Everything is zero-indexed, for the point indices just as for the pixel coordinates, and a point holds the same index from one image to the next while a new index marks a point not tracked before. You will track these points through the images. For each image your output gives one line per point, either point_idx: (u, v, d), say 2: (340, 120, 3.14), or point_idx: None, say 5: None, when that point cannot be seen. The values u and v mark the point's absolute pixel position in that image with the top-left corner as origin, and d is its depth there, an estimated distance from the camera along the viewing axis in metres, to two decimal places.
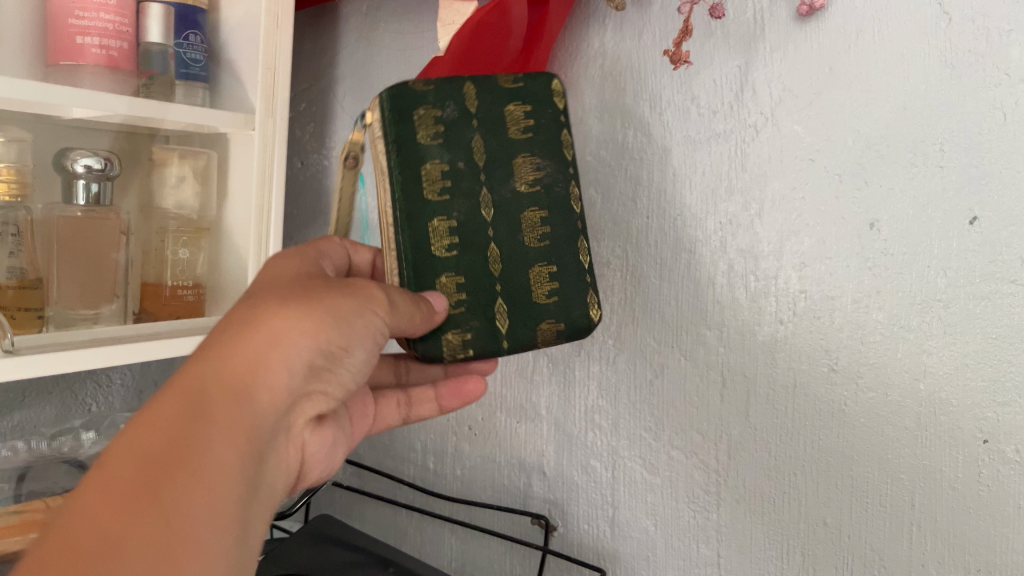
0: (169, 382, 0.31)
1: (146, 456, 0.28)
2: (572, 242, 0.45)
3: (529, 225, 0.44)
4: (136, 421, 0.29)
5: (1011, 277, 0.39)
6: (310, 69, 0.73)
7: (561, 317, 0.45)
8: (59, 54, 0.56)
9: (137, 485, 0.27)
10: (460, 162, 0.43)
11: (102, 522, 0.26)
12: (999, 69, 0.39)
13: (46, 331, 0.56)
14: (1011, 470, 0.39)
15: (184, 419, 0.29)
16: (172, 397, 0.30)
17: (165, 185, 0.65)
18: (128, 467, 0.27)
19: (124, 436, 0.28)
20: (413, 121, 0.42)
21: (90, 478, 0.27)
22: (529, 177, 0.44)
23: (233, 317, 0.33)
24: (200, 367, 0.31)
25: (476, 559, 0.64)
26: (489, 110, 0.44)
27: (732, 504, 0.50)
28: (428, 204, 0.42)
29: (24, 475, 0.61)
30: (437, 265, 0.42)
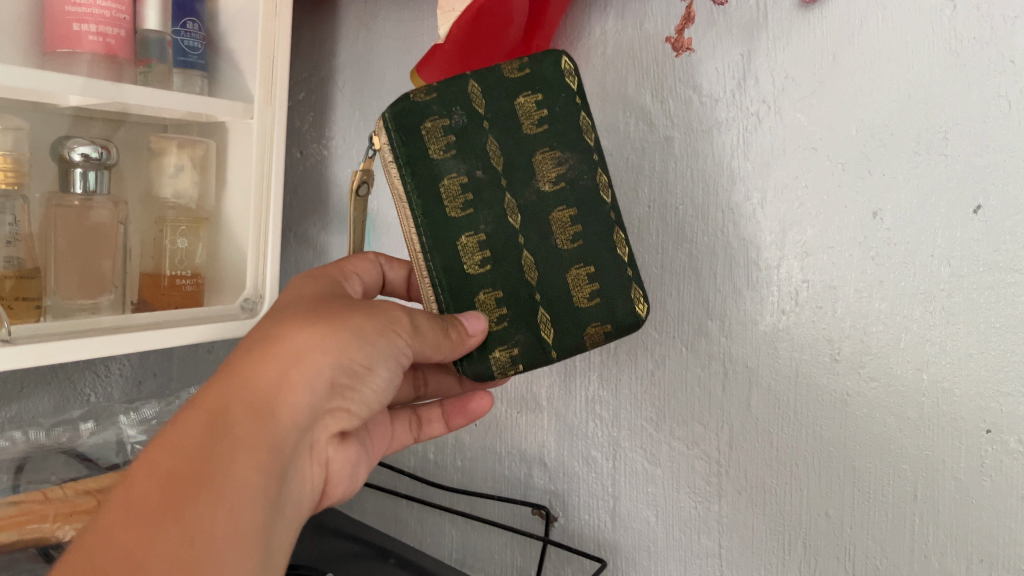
0: (192, 408, 0.33)
1: (168, 478, 0.30)
2: (604, 240, 0.46)
3: (559, 226, 0.45)
4: (161, 447, 0.31)
5: (1015, 267, 0.38)
6: (309, 58, 0.73)
7: (606, 317, 0.46)
8: (56, 42, 0.55)
9: (160, 503, 0.29)
10: (477, 171, 0.44)
11: (125, 540, 0.28)
12: (1005, 56, 0.38)
13: (44, 321, 0.55)
14: (1014, 461, 0.39)
15: (205, 439, 0.31)
16: (195, 421, 0.32)
17: (163, 175, 0.64)
18: (151, 489, 0.30)
19: (150, 462, 0.31)
20: (424, 142, 0.44)
21: (117, 504, 0.30)
22: (552, 175, 0.45)
23: (259, 341, 0.36)
24: (222, 389, 0.33)
25: (476, 550, 0.64)
26: (499, 110, 0.45)
27: (733, 495, 0.50)
28: (453, 221, 0.44)
29: (23, 466, 0.60)
30: (473, 284, 0.44)
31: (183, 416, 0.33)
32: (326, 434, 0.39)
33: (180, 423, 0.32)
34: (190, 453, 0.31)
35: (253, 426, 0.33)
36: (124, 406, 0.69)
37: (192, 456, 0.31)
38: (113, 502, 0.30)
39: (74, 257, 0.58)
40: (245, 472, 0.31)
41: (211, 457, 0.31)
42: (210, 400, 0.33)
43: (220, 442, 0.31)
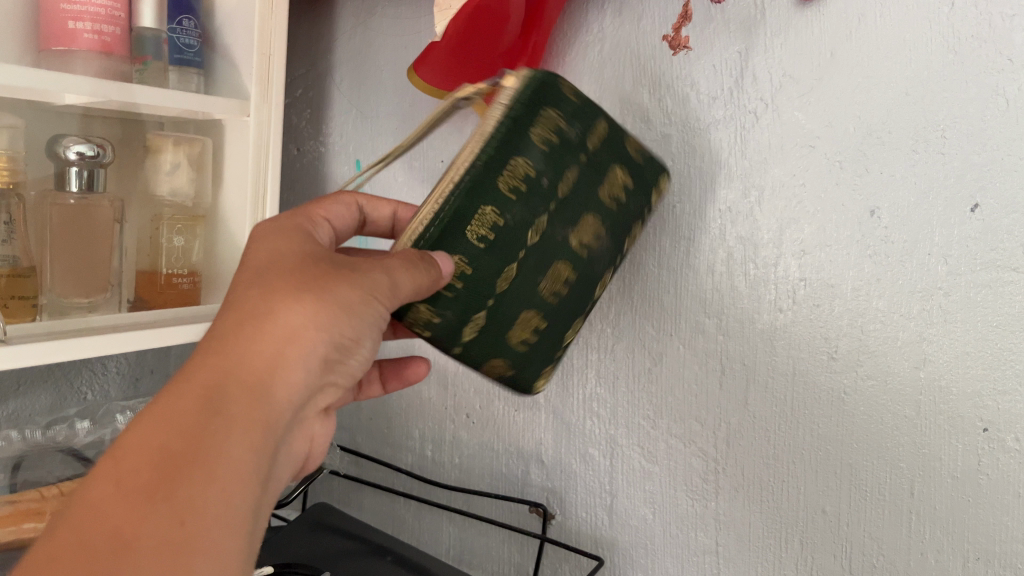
0: (178, 375, 0.31)
1: (158, 451, 0.28)
2: (565, 317, 0.45)
3: (552, 280, 0.43)
4: (149, 416, 0.29)
5: (1013, 265, 0.38)
6: (306, 54, 0.73)
7: (513, 365, 0.44)
8: (50, 40, 0.55)
9: (153, 478, 0.27)
10: (546, 176, 0.41)
11: (119, 515, 0.26)
12: (1003, 54, 0.38)
13: (39, 320, 0.55)
14: (1011, 459, 0.39)
15: (198, 413, 0.29)
16: (184, 391, 0.30)
17: (159, 172, 0.64)
18: (141, 461, 0.27)
19: (134, 432, 0.28)
20: (539, 118, 0.41)
21: (101, 472, 0.27)
22: (584, 242, 0.44)
23: (248, 306, 0.33)
24: (212, 360, 0.31)
25: (475, 547, 0.64)
26: (599, 158, 0.44)
27: (731, 493, 0.50)
28: (494, 191, 0.39)
29: (19, 465, 0.60)
30: (460, 245, 0.39)
31: (170, 384, 0.30)
32: (315, 409, 0.37)
33: (167, 390, 0.30)
34: (181, 426, 0.29)
35: (245, 401, 0.31)
36: (120, 404, 0.69)
37: (182, 431, 0.28)
38: (96, 469, 0.28)
39: (70, 255, 0.58)
40: (237, 449, 0.30)
41: (203, 433, 0.29)
42: (200, 370, 0.31)
43: (212, 417, 0.29)
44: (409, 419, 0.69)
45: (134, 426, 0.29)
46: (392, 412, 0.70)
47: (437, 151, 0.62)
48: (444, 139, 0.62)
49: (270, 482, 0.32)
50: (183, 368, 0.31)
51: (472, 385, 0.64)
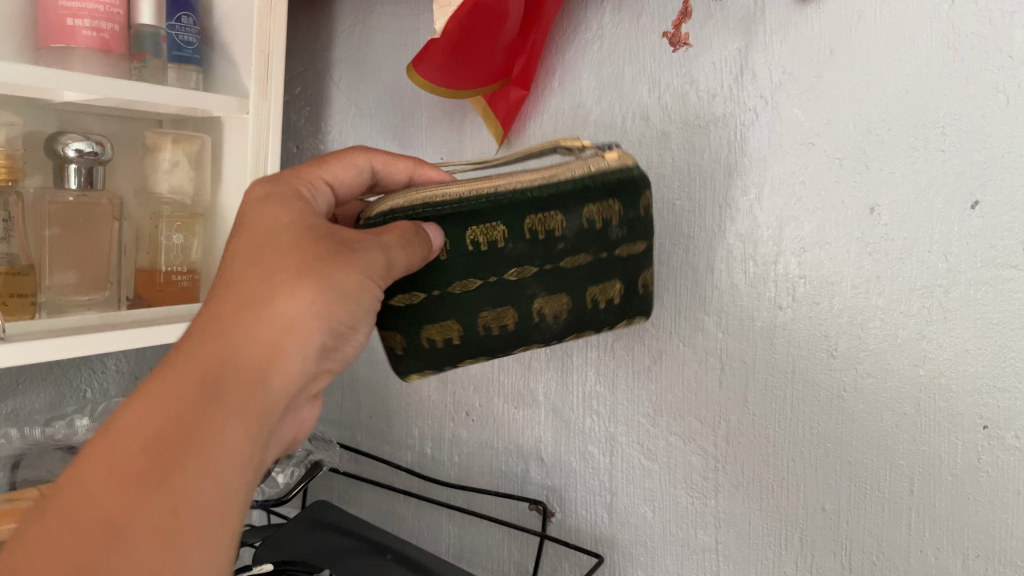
0: (176, 355, 0.30)
1: (150, 437, 0.28)
2: (474, 353, 0.44)
3: (495, 316, 0.43)
4: (144, 397, 0.29)
5: (1013, 262, 0.38)
6: (305, 51, 0.73)
7: (409, 349, 0.44)
8: (49, 37, 0.55)
9: (145, 465, 0.27)
10: (562, 246, 0.43)
11: (111, 503, 0.27)
12: (1003, 51, 0.38)
13: (38, 317, 0.55)
14: (1011, 457, 0.39)
15: (194, 398, 0.29)
16: (180, 374, 0.29)
17: (158, 170, 0.63)
18: (134, 447, 0.28)
19: (129, 414, 0.29)
20: (599, 200, 0.43)
21: (95, 454, 0.28)
22: (546, 310, 0.44)
23: (247, 290, 0.32)
24: (209, 340, 0.31)
25: (474, 545, 0.64)
26: (609, 267, 0.45)
27: (731, 490, 0.50)
28: (517, 223, 0.41)
29: (19, 463, 0.60)
30: (455, 235, 0.41)
31: (168, 363, 0.30)
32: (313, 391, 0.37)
33: (164, 370, 0.30)
34: (174, 413, 0.28)
35: (243, 388, 0.30)
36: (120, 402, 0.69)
37: (175, 418, 0.28)
38: (92, 449, 0.28)
39: (69, 252, 0.58)
40: (232, 435, 0.29)
41: (197, 421, 0.29)
42: (197, 351, 0.30)
43: (207, 405, 0.29)
44: (409, 417, 0.69)
45: (129, 406, 0.29)
46: (392, 410, 0.70)
47: (437, 149, 0.62)
48: (444, 136, 0.62)
49: (266, 463, 0.32)
50: (181, 347, 0.31)
51: (472, 383, 0.64)
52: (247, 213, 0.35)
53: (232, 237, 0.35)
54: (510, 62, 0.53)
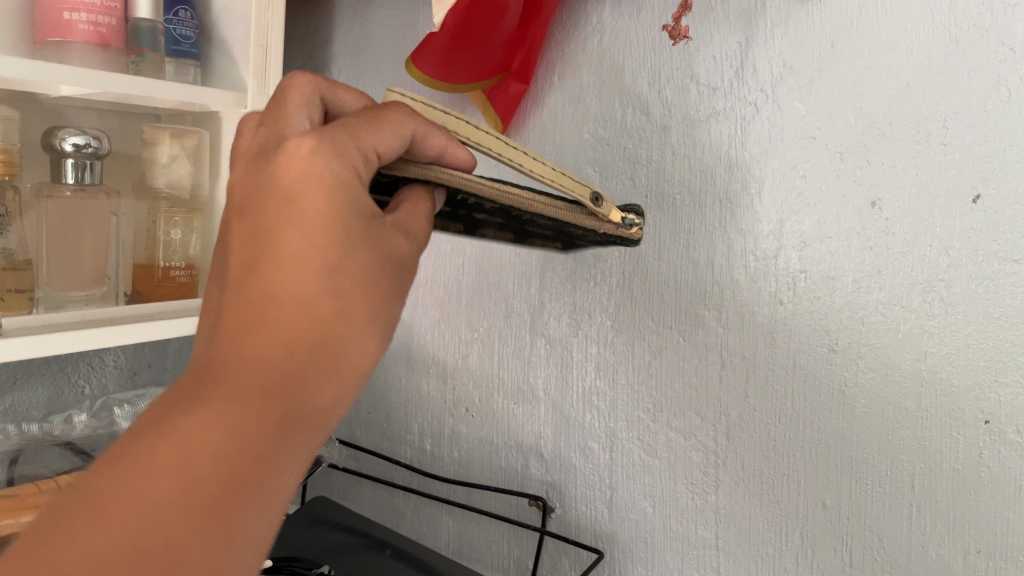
0: (242, 368, 0.25)
1: (223, 473, 0.23)
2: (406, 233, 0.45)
3: (443, 225, 0.43)
4: (214, 417, 0.23)
5: (1014, 257, 0.38)
6: (303, 46, 0.72)
7: None
8: (46, 31, 0.55)
9: (215, 507, 0.22)
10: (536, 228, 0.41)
11: (173, 544, 0.22)
12: (1005, 44, 0.38)
13: (36, 314, 0.55)
14: (1013, 452, 0.39)
15: (269, 438, 0.24)
16: (254, 401, 0.24)
17: (156, 165, 0.64)
18: (202, 480, 0.23)
19: (197, 430, 0.23)
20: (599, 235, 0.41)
21: (150, 472, 0.22)
22: (491, 234, 0.44)
23: (341, 296, 0.26)
24: (284, 367, 0.25)
25: (474, 541, 0.63)
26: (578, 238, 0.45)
27: (731, 486, 0.49)
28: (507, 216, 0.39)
29: (16, 458, 0.60)
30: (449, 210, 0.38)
31: (232, 374, 0.25)
32: None
33: (233, 384, 0.24)
34: (248, 450, 0.24)
35: (309, 434, 0.26)
36: (118, 398, 0.69)
37: (250, 456, 0.24)
38: (142, 460, 0.22)
39: (67, 246, 0.58)
40: (290, 479, 0.25)
41: (268, 467, 0.24)
42: (268, 375, 0.25)
43: (279, 450, 0.24)
44: (408, 413, 0.69)
45: (194, 421, 0.23)
46: (391, 406, 0.70)
47: None
48: None
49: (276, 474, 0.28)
50: (248, 356, 0.25)
51: (472, 379, 0.64)
52: (309, 196, 0.26)
53: (293, 232, 0.26)
54: (509, 57, 0.53)
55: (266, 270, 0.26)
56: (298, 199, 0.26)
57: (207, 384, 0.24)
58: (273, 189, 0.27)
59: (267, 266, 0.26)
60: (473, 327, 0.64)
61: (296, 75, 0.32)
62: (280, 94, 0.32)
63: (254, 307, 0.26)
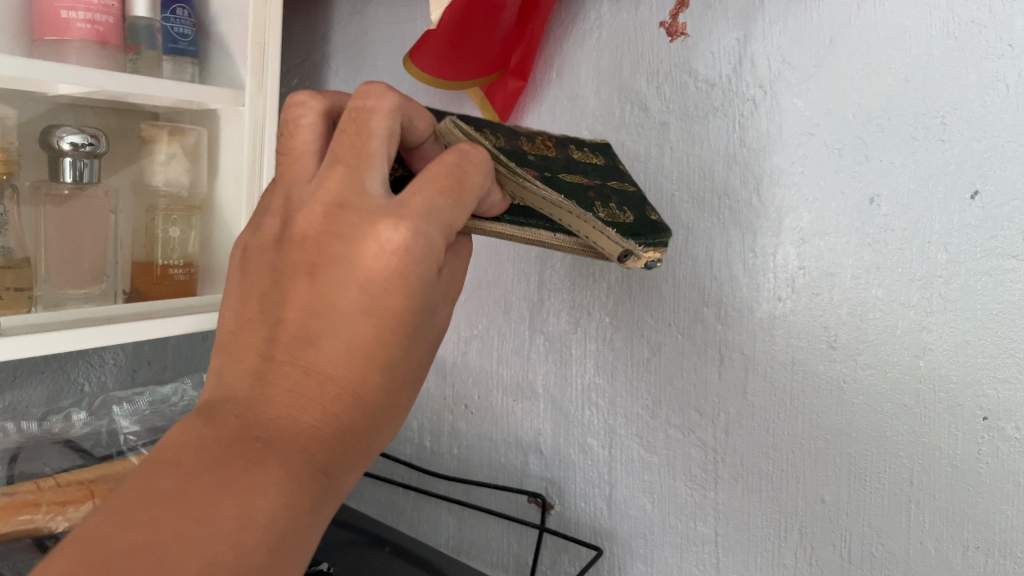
0: (293, 442, 0.28)
1: (275, 535, 0.25)
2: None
3: None
4: (275, 482, 0.26)
5: (1012, 253, 0.38)
6: (302, 44, 0.72)
7: None
8: (43, 29, 0.55)
9: (269, 566, 0.25)
10: None
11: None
12: (1004, 40, 0.38)
13: (35, 311, 0.55)
14: (1012, 448, 0.39)
15: (311, 511, 0.27)
16: (304, 473, 0.27)
17: (154, 163, 0.63)
18: (262, 539, 0.25)
19: (260, 490, 0.26)
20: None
21: (219, 525, 0.24)
22: None
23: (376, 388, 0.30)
24: (327, 446, 0.29)
25: (474, 538, 0.63)
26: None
27: (730, 483, 0.49)
28: None
29: (16, 457, 0.60)
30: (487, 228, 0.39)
31: (287, 445, 0.28)
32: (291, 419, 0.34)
33: (287, 453, 0.27)
34: (297, 519, 0.26)
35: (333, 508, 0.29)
36: (117, 397, 0.69)
37: (299, 523, 0.26)
38: (211, 510, 0.24)
39: (65, 245, 0.58)
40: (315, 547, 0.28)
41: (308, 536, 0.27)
42: (315, 452, 0.28)
43: (316, 520, 0.27)
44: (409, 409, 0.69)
45: (258, 482, 0.26)
46: None
47: None
48: None
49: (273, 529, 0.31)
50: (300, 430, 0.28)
51: (472, 375, 0.64)
52: (390, 292, 0.30)
53: (359, 321, 0.30)
54: (507, 54, 0.53)
55: (324, 352, 0.30)
56: (378, 292, 0.30)
57: (265, 446, 0.27)
58: (355, 272, 0.30)
59: (328, 347, 0.30)
60: (473, 324, 0.64)
61: (382, 98, 0.32)
62: (360, 121, 0.32)
63: (310, 384, 0.29)
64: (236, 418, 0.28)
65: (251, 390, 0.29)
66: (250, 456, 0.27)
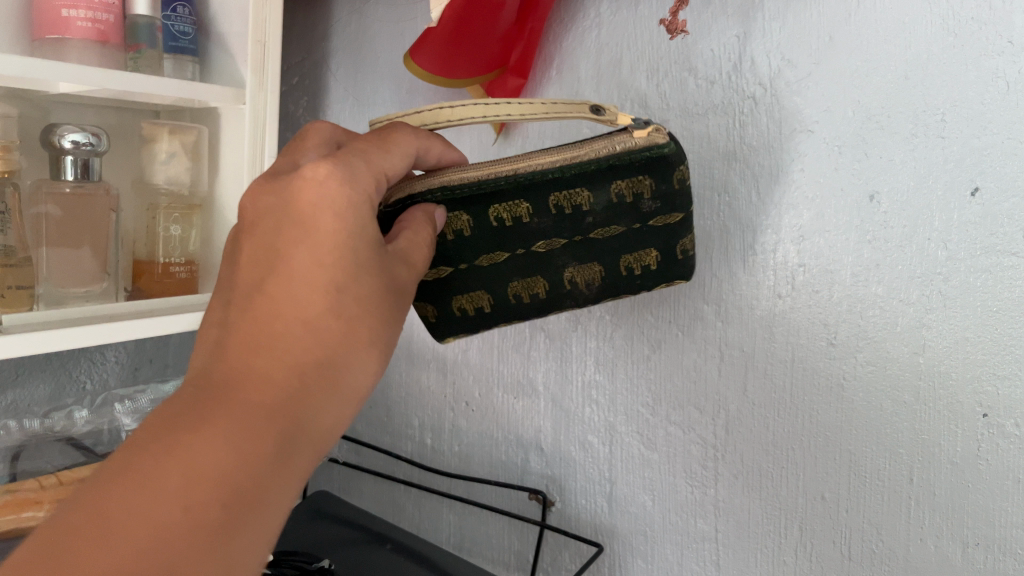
0: (246, 391, 0.28)
1: (227, 485, 0.26)
2: (510, 318, 0.46)
3: (524, 284, 0.44)
4: (223, 434, 0.27)
5: (1012, 250, 0.38)
6: (302, 41, 0.72)
7: (443, 309, 0.45)
8: (44, 28, 0.55)
9: (222, 518, 0.25)
10: (590, 219, 0.41)
11: (183, 552, 0.24)
12: (1003, 36, 0.38)
13: (36, 309, 0.55)
14: (1011, 445, 0.39)
15: (272, 458, 0.27)
16: (258, 420, 0.27)
17: (154, 161, 0.63)
18: (212, 493, 0.25)
19: (206, 445, 0.26)
20: (632, 175, 0.39)
21: (163, 484, 0.25)
22: (582, 277, 0.43)
23: (331, 325, 0.31)
24: (287, 390, 0.29)
25: (475, 535, 0.64)
26: (647, 235, 0.42)
27: (730, 480, 0.49)
28: (538, 199, 0.40)
29: (19, 454, 0.60)
30: (475, 212, 0.40)
31: (237, 397, 0.28)
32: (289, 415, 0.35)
33: (240, 398, 0.28)
34: (256, 464, 0.27)
35: (308, 452, 0.29)
36: (118, 394, 0.68)
37: (255, 472, 0.26)
38: (157, 471, 0.25)
39: (65, 244, 0.58)
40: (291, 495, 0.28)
41: (270, 483, 0.27)
42: (273, 397, 0.28)
43: (282, 465, 0.27)
44: (409, 407, 0.69)
45: (203, 439, 0.26)
46: (392, 401, 0.70)
47: None
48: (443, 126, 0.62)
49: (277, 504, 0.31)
50: (254, 379, 0.29)
51: (471, 373, 0.64)
52: (320, 215, 0.32)
53: (300, 256, 0.31)
54: (507, 51, 0.53)
55: (273, 300, 0.30)
56: (311, 223, 0.32)
57: (214, 402, 0.28)
58: (291, 209, 0.32)
59: (274, 291, 0.30)
60: None
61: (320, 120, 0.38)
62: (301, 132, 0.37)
63: (262, 333, 0.30)
64: (194, 384, 0.29)
65: (211, 357, 0.30)
66: (198, 415, 0.27)
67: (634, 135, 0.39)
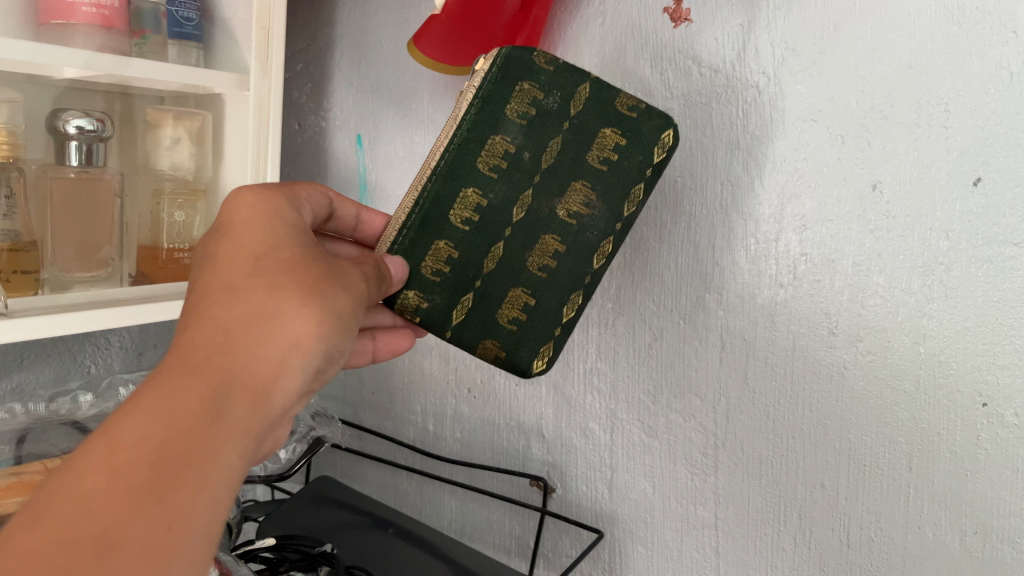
0: (172, 364, 0.29)
1: (152, 448, 0.26)
2: (566, 291, 0.45)
3: (539, 252, 0.44)
4: (147, 400, 0.27)
5: (1013, 240, 0.38)
6: (305, 27, 0.72)
7: (504, 342, 0.45)
8: (49, 13, 0.55)
9: (153, 478, 0.26)
10: (527, 151, 0.43)
11: (113, 514, 0.25)
12: (1008, 26, 0.38)
13: (42, 294, 0.56)
14: (1010, 434, 0.39)
15: (201, 415, 0.28)
16: (179, 384, 0.28)
17: (159, 147, 0.64)
18: (141, 453, 0.26)
19: (129, 419, 0.27)
20: (512, 93, 0.43)
21: (87, 463, 0.25)
22: (575, 205, 0.44)
23: (250, 290, 0.32)
24: (215, 353, 0.30)
25: (476, 520, 0.64)
26: (585, 121, 0.44)
27: (730, 467, 0.50)
28: (476, 172, 0.43)
29: (24, 437, 0.60)
30: (445, 230, 0.43)
31: (162, 370, 0.29)
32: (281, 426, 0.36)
33: (168, 369, 0.29)
34: (182, 423, 0.27)
35: (243, 405, 0.30)
36: (123, 378, 0.69)
37: (183, 430, 0.27)
38: (85, 452, 0.26)
39: (70, 227, 0.58)
40: (231, 453, 0.28)
41: (201, 440, 0.27)
42: (200, 360, 0.29)
43: (211, 419, 0.28)
44: (410, 395, 0.69)
45: (127, 410, 0.27)
46: (393, 387, 0.70)
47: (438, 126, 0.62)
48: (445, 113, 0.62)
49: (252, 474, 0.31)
50: (182, 352, 0.30)
51: (473, 359, 0.64)
52: (237, 209, 0.36)
53: (225, 242, 0.34)
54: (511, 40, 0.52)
55: (198, 292, 0.32)
56: (230, 221, 0.35)
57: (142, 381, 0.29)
58: (218, 220, 0.36)
59: (203, 283, 0.33)
60: None
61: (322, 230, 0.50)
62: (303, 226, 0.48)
63: (190, 316, 0.31)
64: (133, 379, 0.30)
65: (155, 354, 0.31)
66: (124, 399, 0.28)
67: (481, 68, 0.43)
